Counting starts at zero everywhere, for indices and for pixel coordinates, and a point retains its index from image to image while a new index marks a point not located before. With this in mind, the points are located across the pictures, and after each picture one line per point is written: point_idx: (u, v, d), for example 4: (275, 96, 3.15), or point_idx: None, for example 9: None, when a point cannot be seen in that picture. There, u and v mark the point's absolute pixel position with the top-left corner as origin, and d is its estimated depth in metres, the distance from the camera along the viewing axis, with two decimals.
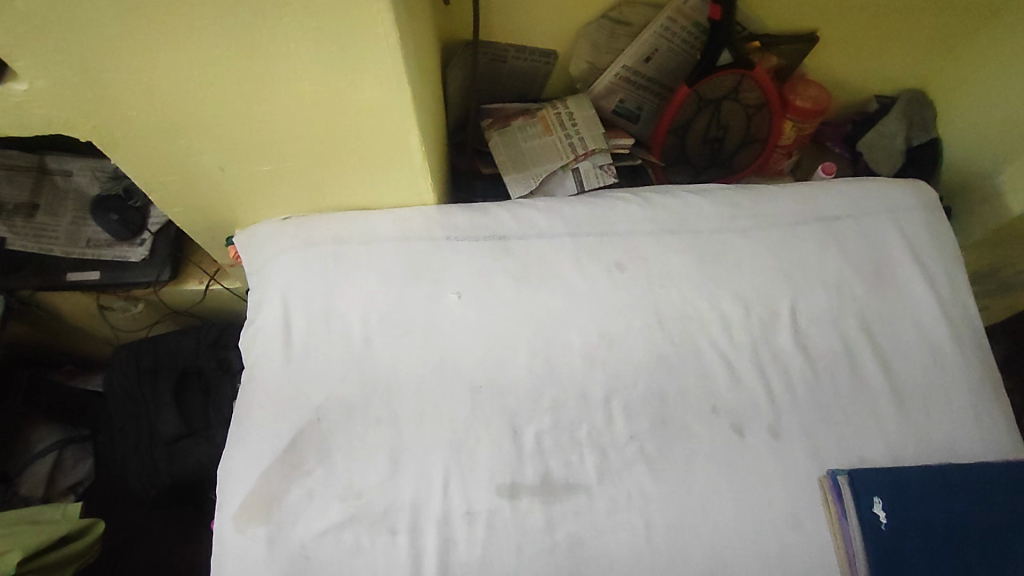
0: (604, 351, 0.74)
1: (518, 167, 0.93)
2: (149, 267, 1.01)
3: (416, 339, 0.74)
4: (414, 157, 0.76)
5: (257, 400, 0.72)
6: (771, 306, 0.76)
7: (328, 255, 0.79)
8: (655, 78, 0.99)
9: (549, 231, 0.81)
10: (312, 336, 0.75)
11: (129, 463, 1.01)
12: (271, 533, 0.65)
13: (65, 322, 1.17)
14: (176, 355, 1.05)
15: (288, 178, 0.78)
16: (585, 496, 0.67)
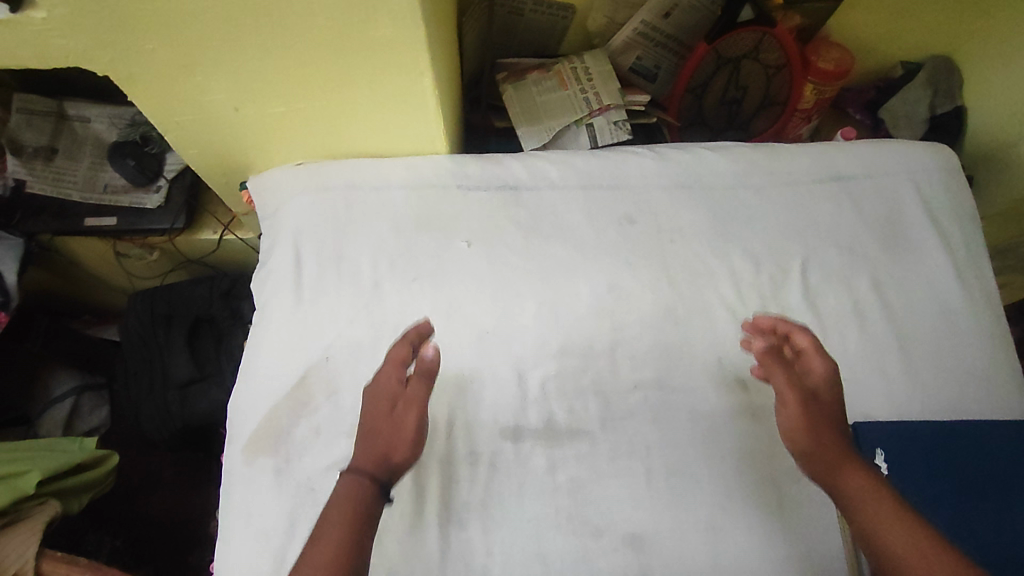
0: (612, 302, 0.74)
1: (532, 120, 0.92)
2: (164, 214, 1.02)
3: (425, 285, 0.74)
4: (428, 105, 0.76)
5: (268, 338, 0.73)
6: (782, 264, 0.76)
7: (341, 201, 0.79)
8: (674, 35, 0.97)
9: (561, 183, 0.80)
10: (322, 278, 0.75)
11: (143, 405, 1.03)
12: (279, 465, 0.67)
13: (81, 268, 1.19)
14: (190, 303, 1.06)
15: (302, 122, 0.79)
16: (588, 441, 0.67)
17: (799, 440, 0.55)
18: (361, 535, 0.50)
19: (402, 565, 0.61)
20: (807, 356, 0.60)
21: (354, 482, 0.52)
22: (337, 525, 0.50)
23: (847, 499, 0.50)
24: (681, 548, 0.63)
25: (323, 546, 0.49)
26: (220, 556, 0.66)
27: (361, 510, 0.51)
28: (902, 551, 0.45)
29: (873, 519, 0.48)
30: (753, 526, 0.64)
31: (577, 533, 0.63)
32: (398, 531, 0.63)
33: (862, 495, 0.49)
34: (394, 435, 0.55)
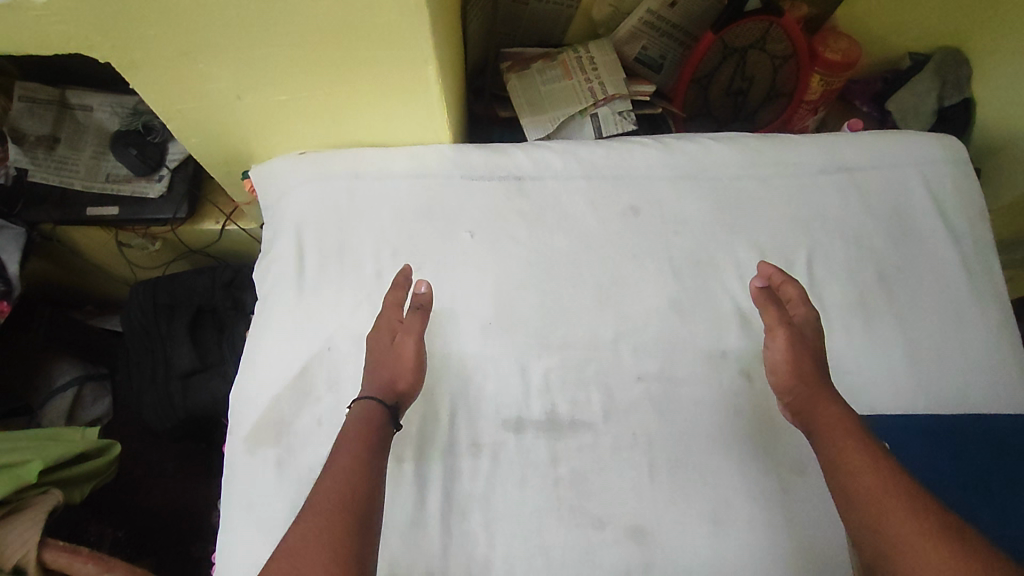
0: (616, 293, 0.73)
1: (536, 110, 0.91)
2: (167, 203, 1.02)
3: (428, 275, 0.74)
4: (431, 93, 0.75)
5: (270, 328, 0.73)
6: (788, 256, 0.75)
7: (343, 190, 0.79)
8: (680, 24, 0.96)
9: (565, 173, 0.80)
10: (324, 268, 0.75)
11: (145, 395, 1.03)
12: (281, 455, 0.67)
13: (83, 258, 1.19)
14: (192, 293, 1.06)
15: (304, 111, 0.78)
16: (590, 433, 0.67)
17: (783, 376, 0.63)
18: (379, 440, 0.58)
19: (403, 555, 0.61)
20: (793, 304, 0.68)
21: (370, 406, 0.61)
22: (357, 435, 0.58)
23: (818, 425, 0.59)
24: (683, 540, 0.62)
25: (344, 450, 0.57)
26: (222, 545, 0.66)
27: (378, 425, 0.60)
28: (852, 464, 0.54)
29: (835, 439, 0.56)
30: (756, 518, 0.63)
31: (578, 525, 0.63)
32: (400, 521, 0.63)
33: (829, 421, 0.58)
34: (396, 363, 0.64)
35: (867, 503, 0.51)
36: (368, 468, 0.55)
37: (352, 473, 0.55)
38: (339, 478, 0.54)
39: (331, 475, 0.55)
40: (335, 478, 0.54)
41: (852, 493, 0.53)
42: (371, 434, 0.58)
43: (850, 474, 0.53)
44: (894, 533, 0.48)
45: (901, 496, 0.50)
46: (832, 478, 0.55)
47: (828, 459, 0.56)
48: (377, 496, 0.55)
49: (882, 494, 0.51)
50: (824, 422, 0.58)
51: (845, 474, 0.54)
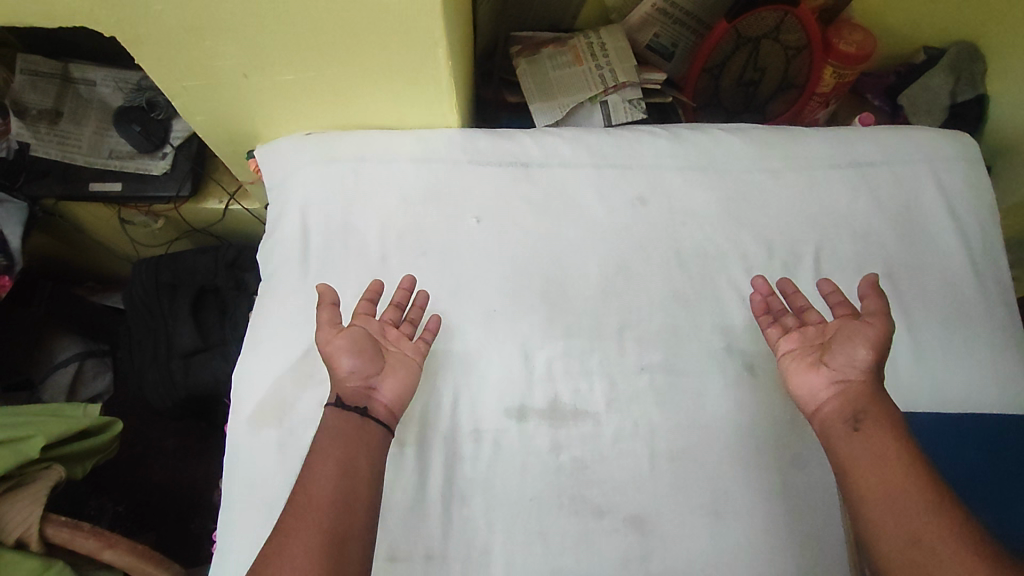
0: (621, 283, 0.72)
1: (545, 96, 0.89)
2: (171, 180, 1.03)
3: (433, 260, 0.74)
4: (442, 77, 0.74)
5: (274, 310, 0.73)
6: (795, 250, 0.74)
7: (349, 172, 0.78)
8: (693, 12, 0.95)
9: (573, 160, 0.79)
10: (329, 251, 0.75)
11: (147, 373, 1.03)
12: (283, 437, 0.67)
13: (86, 233, 1.18)
14: (194, 272, 1.06)
15: (311, 90, 0.77)
16: (592, 422, 0.66)
17: (867, 364, 0.58)
18: (356, 455, 0.57)
19: (402, 539, 0.61)
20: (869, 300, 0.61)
21: (334, 410, 0.60)
22: (330, 452, 0.57)
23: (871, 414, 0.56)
24: (682, 532, 0.62)
25: (321, 466, 0.56)
26: (223, 525, 0.66)
27: (353, 425, 0.59)
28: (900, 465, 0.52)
29: (888, 439, 0.54)
30: (755, 510, 0.63)
31: (578, 514, 0.62)
32: (400, 505, 0.62)
33: (881, 420, 0.55)
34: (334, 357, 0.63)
35: (922, 509, 0.50)
36: (341, 499, 0.55)
37: (320, 515, 0.53)
38: (310, 518, 0.53)
39: (299, 507, 0.54)
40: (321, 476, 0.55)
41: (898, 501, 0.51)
42: (346, 451, 0.57)
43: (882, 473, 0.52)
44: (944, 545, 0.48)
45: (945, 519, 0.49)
46: (870, 470, 0.53)
47: (871, 454, 0.54)
48: (354, 514, 0.54)
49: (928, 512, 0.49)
50: (878, 415, 0.56)
51: (889, 471, 0.52)
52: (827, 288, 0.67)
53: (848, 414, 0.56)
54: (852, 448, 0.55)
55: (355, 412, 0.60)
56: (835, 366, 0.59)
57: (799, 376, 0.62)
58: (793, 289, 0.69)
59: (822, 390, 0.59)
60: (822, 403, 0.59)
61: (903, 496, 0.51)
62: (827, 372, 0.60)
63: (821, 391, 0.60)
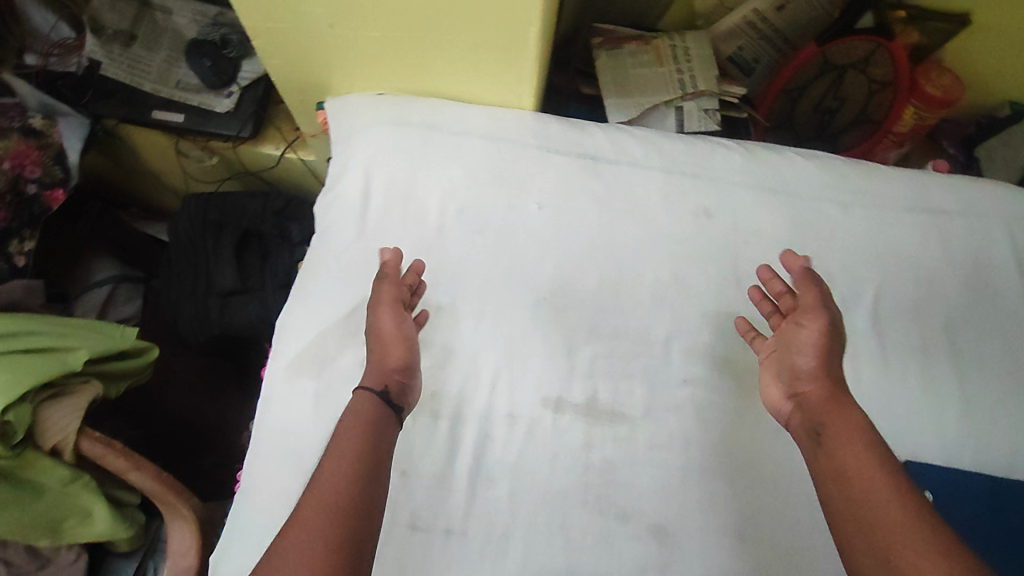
0: (675, 292, 0.71)
1: (621, 92, 0.87)
2: (233, 120, 1.03)
3: (489, 240, 0.73)
4: (527, 56, 0.73)
5: (326, 264, 0.73)
6: (856, 288, 0.73)
7: (419, 139, 0.78)
8: (782, 31, 0.94)
9: (642, 161, 0.78)
10: (389, 214, 0.75)
11: (183, 307, 1.03)
12: (320, 390, 0.67)
13: (142, 159, 1.19)
14: (242, 214, 1.07)
15: (392, 50, 0.77)
16: (627, 426, 0.66)
17: (806, 372, 0.58)
18: (377, 449, 0.53)
19: (425, 510, 0.61)
20: (807, 294, 0.61)
21: (364, 398, 0.57)
22: (352, 437, 0.54)
23: (826, 421, 0.54)
24: (703, 549, 0.62)
25: (341, 458, 0.52)
26: (249, 467, 0.66)
27: (379, 417, 0.56)
28: (857, 478, 0.49)
29: (848, 448, 0.51)
30: (779, 541, 0.62)
31: (602, 514, 0.62)
32: (428, 475, 0.63)
33: (832, 425, 0.53)
34: (384, 346, 0.62)
35: (883, 518, 0.46)
36: (361, 492, 0.50)
37: (335, 507, 0.48)
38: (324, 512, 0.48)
39: (319, 490, 0.49)
40: (344, 462, 0.51)
41: (861, 507, 0.47)
42: (367, 444, 0.53)
43: (846, 480, 0.49)
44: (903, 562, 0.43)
45: (912, 521, 0.45)
46: (833, 480, 0.50)
47: (831, 464, 0.51)
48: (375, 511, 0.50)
49: (893, 516, 0.45)
50: (837, 421, 0.53)
51: (843, 487, 0.49)
52: (790, 265, 0.66)
53: (809, 428, 0.55)
54: (817, 461, 0.53)
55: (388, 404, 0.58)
56: (789, 379, 0.60)
57: (766, 393, 0.62)
58: (770, 276, 0.66)
59: (784, 405, 0.60)
60: (788, 419, 0.59)
61: (861, 509, 0.47)
62: (785, 385, 0.60)
63: (784, 406, 0.60)
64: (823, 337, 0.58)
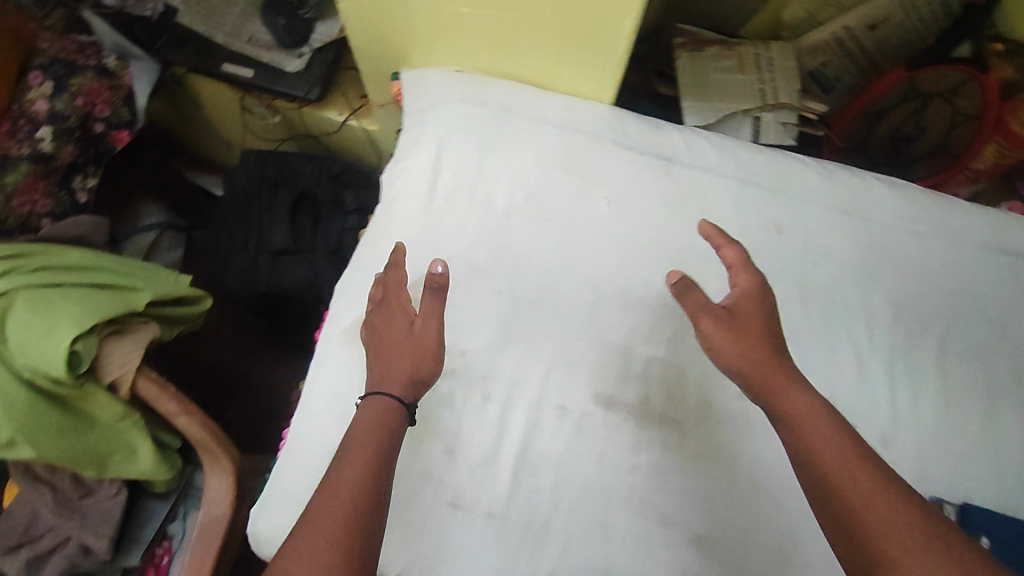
0: None
1: (701, 96, 0.85)
2: (302, 81, 1.03)
3: (554, 229, 0.72)
4: (613, 48, 0.72)
5: (389, 234, 0.73)
6: (924, 322, 0.71)
7: (494, 121, 0.77)
8: (870, 52, 0.93)
9: (718, 168, 0.76)
10: (457, 191, 0.74)
11: (232, 261, 1.04)
12: None
13: (204, 111, 1.21)
14: (298, 176, 1.07)
15: (479, 28, 0.76)
16: (677, 432, 0.65)
17: (736, 364, 0.54)
18: (383, 479, 0.50)
19: (468, 491, 0.62)
20: (733, 271, 0.59)
21: (374, 401, 0.54)
22: (358, 445, 0.51)
23: (776, 406, 0.52)
24: (742, 565, 0.61)
25: (342, 479, 0.49)
26: (296, 427, 0.67)
27: (384, 423, 0.53)
28: (833, 459, 0.47)
29: (815, 431, 0.49)
30: (821, 568, 0.61)
31: (644, 517, 0.62)
32: (473, 457, 0.63)
33: (787, 407, 0.51)
34: (416, 352, 0.57)
35: (866, 507, 0.44)
36: (363, 524, 0.47)
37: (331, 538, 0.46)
38: (323, 550, 0.45)
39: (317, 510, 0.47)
40: (344, 477, 0.49)
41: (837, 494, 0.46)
42: (371, 458, 0.50)
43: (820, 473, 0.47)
44: (892, 541, 0.42)
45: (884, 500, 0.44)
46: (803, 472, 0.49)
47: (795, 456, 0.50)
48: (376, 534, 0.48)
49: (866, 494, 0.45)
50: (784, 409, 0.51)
51: (822, 472, 0.47)
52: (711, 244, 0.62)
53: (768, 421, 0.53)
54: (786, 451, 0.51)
55: (401, 409, 0.55)
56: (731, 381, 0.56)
57: None
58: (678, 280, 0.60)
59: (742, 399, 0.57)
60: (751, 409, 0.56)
61: (854, 504, 0.45)
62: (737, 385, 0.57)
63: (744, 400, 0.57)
64: (752, 318, 0.56)
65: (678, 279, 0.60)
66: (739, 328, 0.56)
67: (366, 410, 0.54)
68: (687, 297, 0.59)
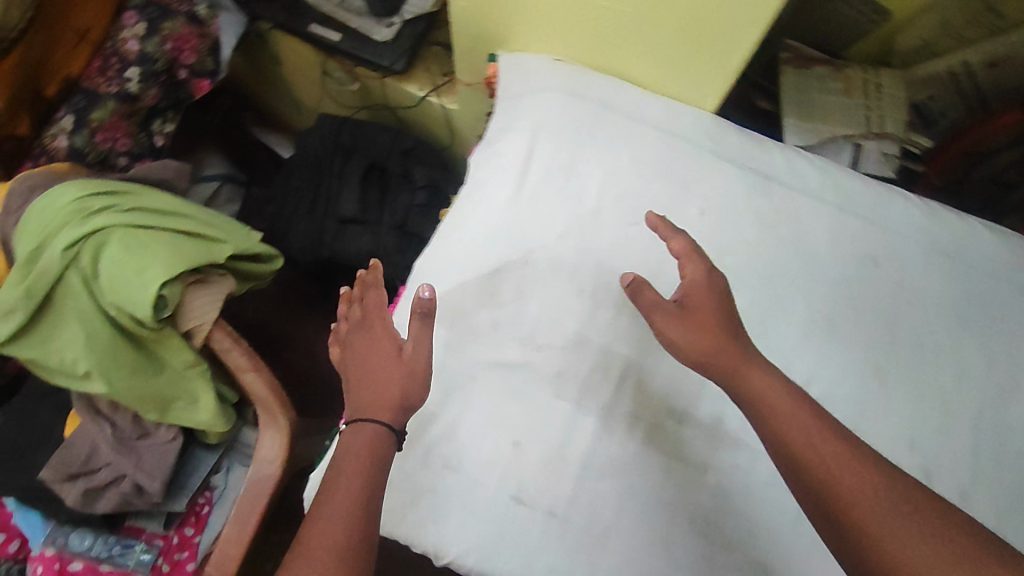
0: (823, 334, 0.68)
1: (803, 116, 0.82)
2: (389, 51, 1.02)
3: (643, 233, 0.71)
4: (729, 55, 0.69)
5: (474, 217, 0.72)
6: (1017, 377, 0.68)
7: (593, 116, 0.76)
8: (982, 89, 0.87)
9: (816, 192, 0.74)
10: (548, 183, 0.72)
11: (297, 222, 1.04)
12: (449, 340, 0.67)
13: (282, 69, 1.20)
14: (372, 146, 1.08)
15: (590, 20, 0.73)
16: (750, 457, 0.63)
17: (696, 356, 0.56)
18: (373, 507, 0.50)
19: (532, 487, 0.61)
20: (681, 264, 0.61)
21: (359, 426, 0.54)
22: (347, 474, 0.51)
23: (739, 386, 0.54)
24: None
25: (330, 509, 0.49)
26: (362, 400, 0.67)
27: (372, 449, 0.53)
28: (799, 435, 0.50)
29: (777, 409, 0.52)
30: None
31: (707, 538, 0.60)
32: (539, 453, 0.62)
33: (747, 389, 0.53)
34: (407, 376, 0.56)
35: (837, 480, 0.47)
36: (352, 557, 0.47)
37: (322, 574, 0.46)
38: None
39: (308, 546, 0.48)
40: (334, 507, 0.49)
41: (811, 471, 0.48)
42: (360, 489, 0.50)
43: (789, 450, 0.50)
44: (864, 507, 0.46)
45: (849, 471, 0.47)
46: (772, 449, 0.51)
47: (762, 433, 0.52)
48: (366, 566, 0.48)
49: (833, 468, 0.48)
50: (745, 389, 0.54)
51: (791, 449, 0.50)
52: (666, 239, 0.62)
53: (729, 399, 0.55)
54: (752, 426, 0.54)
55: (390, 433, 0.54)
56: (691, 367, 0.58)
57: None
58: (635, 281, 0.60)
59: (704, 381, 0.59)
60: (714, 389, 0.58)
61: (827, 478, 0.48)
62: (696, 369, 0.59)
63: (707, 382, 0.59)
64: (703, 309, 0.57)
65: (631, 280, 0.60)
66: (692, 321, 0.57)
67: (352, 436, 0.53)
68: (639, 300, 0.59)
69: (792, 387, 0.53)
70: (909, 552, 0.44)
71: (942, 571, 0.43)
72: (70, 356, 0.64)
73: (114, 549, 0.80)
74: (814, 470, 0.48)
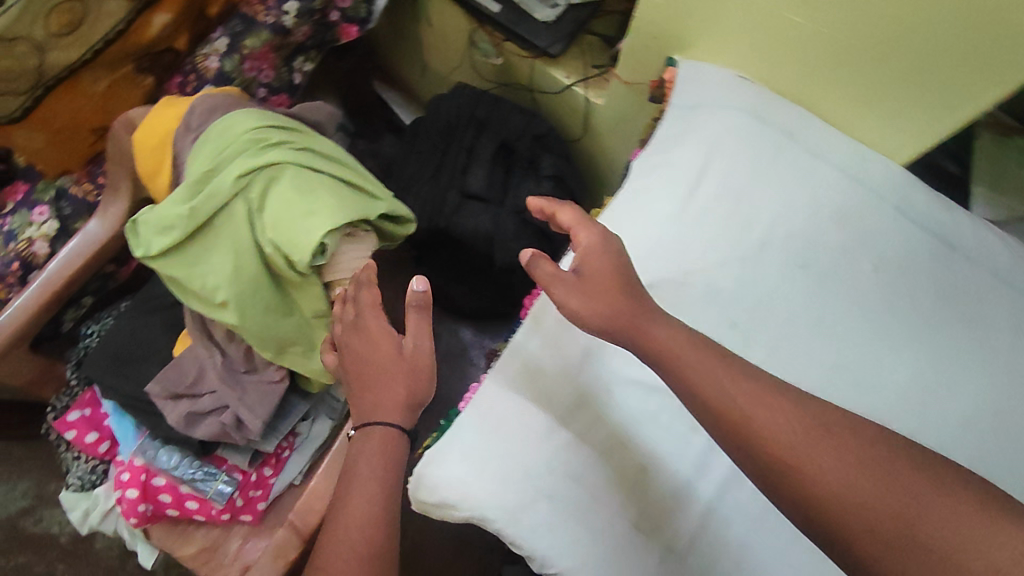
0: (986, 426, 0.62)
1: (991, 188, 0.77)
2: (548, 33, 0.99)
3: (808, 278, 0.67)
4: (958, 95, 0.65)
5: (632, 225, 0.68)
6: None
7: (774, 145, 0.71)
8: None
9: (1002, 273, 0.68)
10: (718, 205, 0.69)
11: (418, 188, 1.02)
12: (590, 346, 0.64)
13: (423, 30, 1.18)
14: (506, 125, 1.03)
15: (801, 41, 0.69)
16: None
17: (597, 325, 0.52)
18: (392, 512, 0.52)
19: (654, 516, 0.59)
20: (574, 233, 0.56)
21: (370, 432, 0.55)
22: (361, 482, 0.52)
23: (644, 346, 0.50)
24: None
25: (352, 515, 0.51)
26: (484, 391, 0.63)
27: (384, 454, 0.54)
28: (716, 386, 0.46)
29: (680, 352, 0.49)
30: None
31: None
32: (666, 482, 0.60)
33: (652, 347, 0.50)
34: (413, 373, 0.57)
35: (763, 430, 0.44)
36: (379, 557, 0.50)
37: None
38: None
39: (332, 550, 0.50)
40: (357, 513, 0.51)
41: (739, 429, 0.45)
42: (377, 496, 0.52)
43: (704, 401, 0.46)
44: (799, 448, 0.43)
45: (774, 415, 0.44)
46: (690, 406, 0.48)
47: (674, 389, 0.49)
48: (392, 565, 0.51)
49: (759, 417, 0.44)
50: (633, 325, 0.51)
51: (720, 410, 0.45)
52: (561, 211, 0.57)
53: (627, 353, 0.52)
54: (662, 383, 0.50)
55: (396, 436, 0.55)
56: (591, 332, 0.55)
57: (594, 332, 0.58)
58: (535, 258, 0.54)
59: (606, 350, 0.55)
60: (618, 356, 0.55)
61: (758, 431, 0.44)
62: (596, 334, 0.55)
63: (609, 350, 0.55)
64: (602, 274, 0.53)
65: (527, 257, 0.54)
66: (591, 289, 0.53)
67: (362, 442, 0.54)
68: (536, 276, 0.54)
69: (695, 336, 0.50)
70: (844, 481, 0.41)
71: (876, 496, 0.40)
72: (213, 281, 0.64)
73: (197, 472, 0.81)
74: (730, 418, 0.45)
